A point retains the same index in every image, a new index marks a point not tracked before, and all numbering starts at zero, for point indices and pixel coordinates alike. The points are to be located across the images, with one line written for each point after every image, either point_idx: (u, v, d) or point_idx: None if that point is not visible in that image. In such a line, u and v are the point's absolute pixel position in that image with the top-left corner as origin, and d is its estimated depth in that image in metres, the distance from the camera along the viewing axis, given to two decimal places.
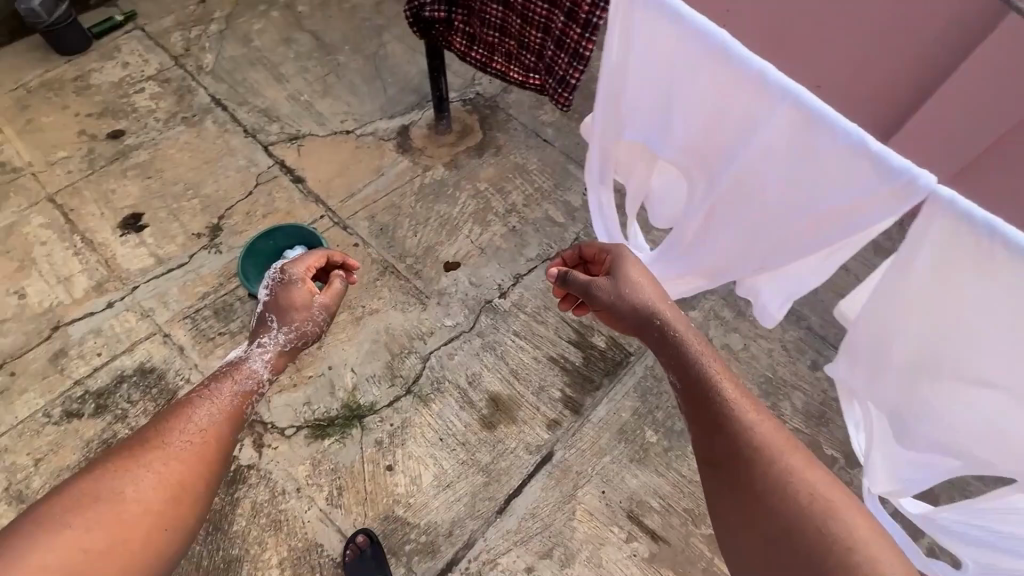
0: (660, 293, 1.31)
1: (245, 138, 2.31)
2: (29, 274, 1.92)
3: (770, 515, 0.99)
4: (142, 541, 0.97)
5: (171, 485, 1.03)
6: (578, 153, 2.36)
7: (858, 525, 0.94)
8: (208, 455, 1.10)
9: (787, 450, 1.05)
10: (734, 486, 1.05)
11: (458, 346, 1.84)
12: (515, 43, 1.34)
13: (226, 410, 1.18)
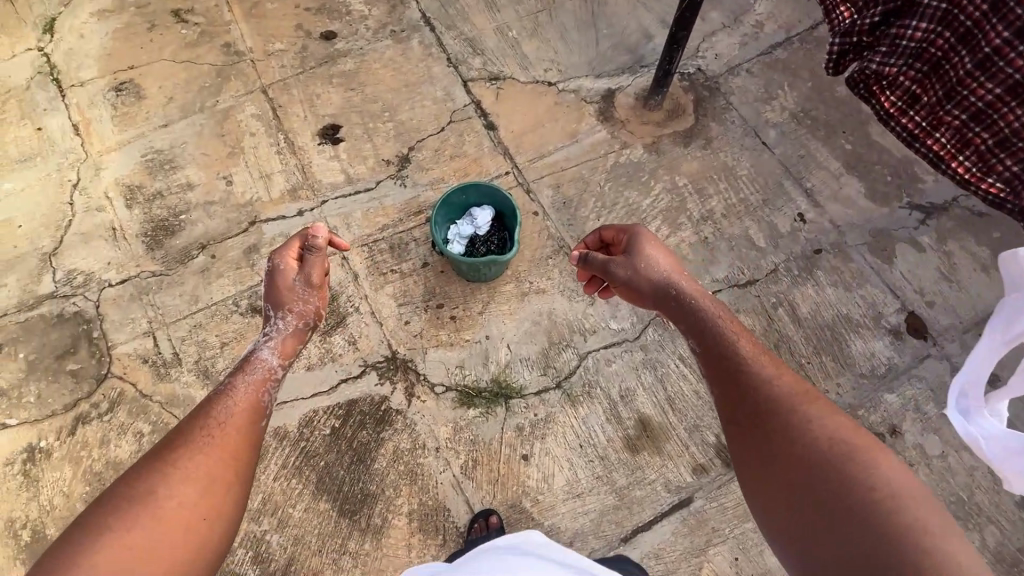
0: (672, 264, 1.43)
1: (446, 67, 2.20)
2: (237, 162, 2.02)
3: (805, 462, 0.98)
4: (189, 530, 1.03)
5: (207, 483, 1.09)
6: (800, 168, 2.03)
7: (885, 464, 0.94)
8: (233, 445, 1.18)
9: (805, 398, 1.08)
10: (768, 443, 1.04)
11: (618, 354, 1.73)
12: (984, 133, 1.01)
13: (246, 398, 1.28)
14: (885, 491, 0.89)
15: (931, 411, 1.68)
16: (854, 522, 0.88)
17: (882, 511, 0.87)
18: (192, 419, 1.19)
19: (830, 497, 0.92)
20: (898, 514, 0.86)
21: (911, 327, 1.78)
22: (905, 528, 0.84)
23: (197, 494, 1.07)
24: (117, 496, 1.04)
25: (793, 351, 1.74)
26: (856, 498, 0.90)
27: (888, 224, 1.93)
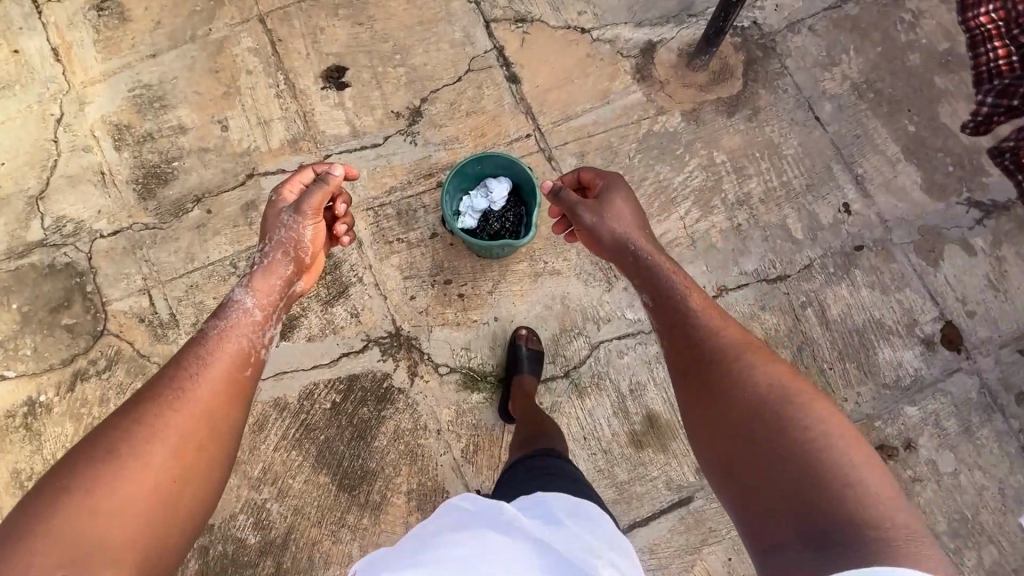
0: (637, 216, 1.38)
1: (466, 3, 1.93)
2: (232, 105, 1.84)
3: (740, 406, 0.96)
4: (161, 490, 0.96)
5: (185, 442, 1.02)
6: (853, 150, 1.82)
7: (815, 410, 0.92)
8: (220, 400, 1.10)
9: (748, 349, 1.06)
10: (709, 392, 1.02)
11: (632, 346, 1.65)
12: None
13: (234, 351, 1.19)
14: (810, 432, 0.88)
15: (950, 427, 1.62)
16: (781, 465, 0.86)
17: (807, 450, 0.86)
18: (170, 368, 1.10)
19: (759, 438, 0.91)
20: (824, 454, 0.85)
21: (945, 338, 1.68)
22: (827, 467, 0.83)
23: (173, 447, 1.00)
24: (85, 460, 0.94)
25: (817, 355, 1.65)
26: (784, 439, 0.88)
27: (940, 222, 1.77)
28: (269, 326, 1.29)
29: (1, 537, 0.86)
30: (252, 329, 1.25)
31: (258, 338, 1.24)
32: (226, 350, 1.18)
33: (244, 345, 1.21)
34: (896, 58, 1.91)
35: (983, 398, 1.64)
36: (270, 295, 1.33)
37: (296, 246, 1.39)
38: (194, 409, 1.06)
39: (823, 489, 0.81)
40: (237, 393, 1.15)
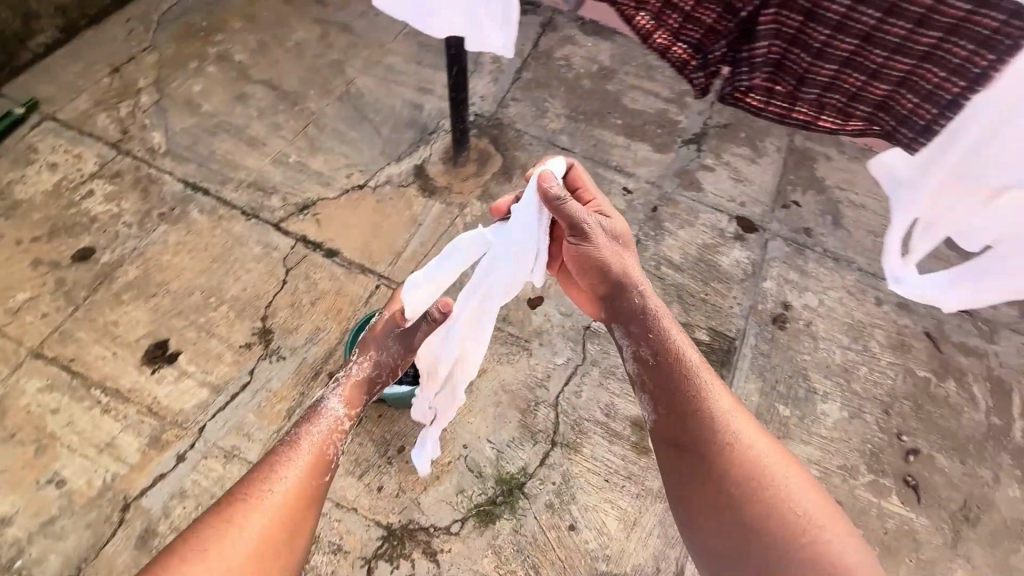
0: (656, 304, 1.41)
1: (248, 221, 2.02)
2: (57, 453, 1.56)
3: (726, 447, 1.19)
4: (279, 547, 1.10)
5: (286, 518, 1.13)
6: (599, 154, 2.36)
7: (815, 509, 1.11)
8: (308, 491, 1.20)
9: (712, 377, 1.31)
10: (679, 443, 1.25)
11: (580, 382, 1.79)
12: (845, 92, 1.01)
13: (313, 461, 1.25)
14: (796, 496, 1.11)
15: (793, 276, 2.09)
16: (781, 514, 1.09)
17: (811, 518, 1.08)
18: (256, 474, 1.18)
19: (770, 478, 1.14)
20: (812, 509, 1.10)
21: (744, 228, 2.20)
22: (811, 520, 1.08)
23: (264, 530, 1.09)
24: (227, 514, 1.09)
25: (691, 292, 2.02)
26: (787, 486, 1.13)
27: (681, 163, 2.36)
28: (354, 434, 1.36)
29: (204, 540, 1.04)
30: (336, 438, 1.31)
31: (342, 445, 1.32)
32: (304, 455, 1.25)
33: (325, 450, 1.28)
34: (574, 85, 2.55)
35: (793, 246, 2.17)
36: (355, 403, 1.40)
37: (388, 364, 1.46)
38: (281, 511, 1.13)
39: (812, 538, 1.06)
40: (315, 496, 1.21)
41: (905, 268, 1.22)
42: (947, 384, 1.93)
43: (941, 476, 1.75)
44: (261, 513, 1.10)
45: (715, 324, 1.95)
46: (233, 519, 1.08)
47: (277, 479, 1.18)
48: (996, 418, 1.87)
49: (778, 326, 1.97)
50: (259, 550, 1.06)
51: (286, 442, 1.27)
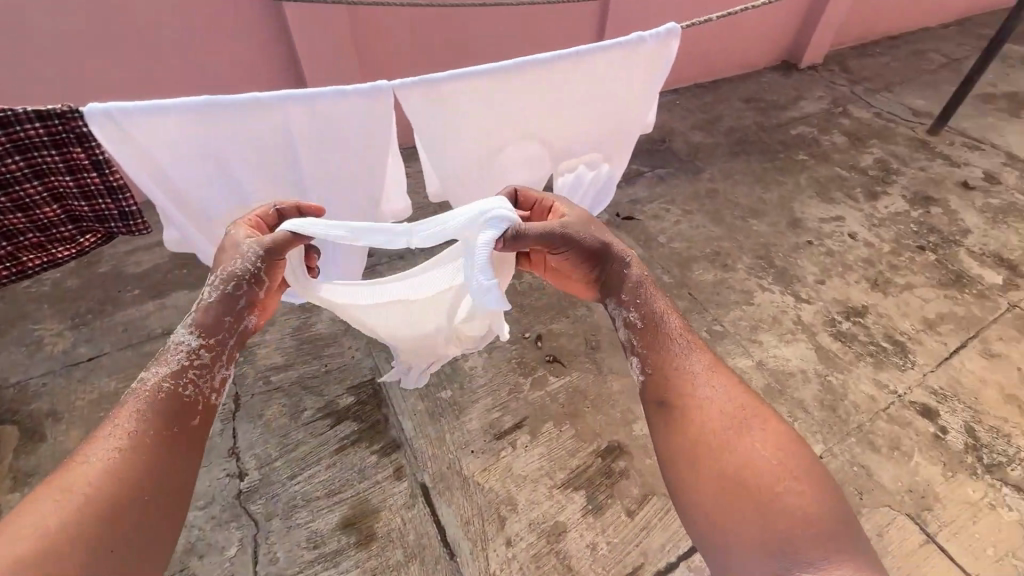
0: (650, 298, 1.31)
1: None
2: None
3: (697, 406, 1.15)
4: (133, 503, 1.00)
5: (127, 475, 1.02)
6: (136, 331, 2.07)
7: (797, 482, 1.02)
8: (169, 441, 1.09)
9: (704, 354, 1.25)
10: (659, 403, 1.20)
11: (269, 547, 1.61)
12: (34, 233, 1.15)
13: (167, 408, 1.11)
14: (763, 458, 1.06)
15: None
16: (748, 486, 1.03)
17: (786, 488, 1.02)
18: (110, 424, 1.08)
19: (736, 442, 1.09)
20: (780, 478, 1.03)
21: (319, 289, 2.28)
22: (788, 475, 1.03)
23: (111, 480, 1.00)
24: (65, 482, 0.99)
25: (314, 374, 2.00)
26: (765, 459, 1.06)
27: None
28: (218, 372, 1.20)
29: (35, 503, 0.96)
30: (201, 375, 1.17)
31: (203, 382, 1.17)
32: (159, 396, 1.12)
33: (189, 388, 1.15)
34: (59, 290, 2.17)
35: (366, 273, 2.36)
36: (218, 331, 1.20)
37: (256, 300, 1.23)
38: (133, 460, 1.04)
39: (778, 505, 0.99)
40: (177, 443, 1.10)
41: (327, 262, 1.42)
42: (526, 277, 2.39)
43: (564, 337, 2.18)
44: (102, 469, 1.01)
45: (350, 381, 1.99)
46: (72, 481, 0.99)
47: (122, 431, 1.07)
48: None
49: None
50: (99, 512, 0.97)
51: (137, 391, 1.13)
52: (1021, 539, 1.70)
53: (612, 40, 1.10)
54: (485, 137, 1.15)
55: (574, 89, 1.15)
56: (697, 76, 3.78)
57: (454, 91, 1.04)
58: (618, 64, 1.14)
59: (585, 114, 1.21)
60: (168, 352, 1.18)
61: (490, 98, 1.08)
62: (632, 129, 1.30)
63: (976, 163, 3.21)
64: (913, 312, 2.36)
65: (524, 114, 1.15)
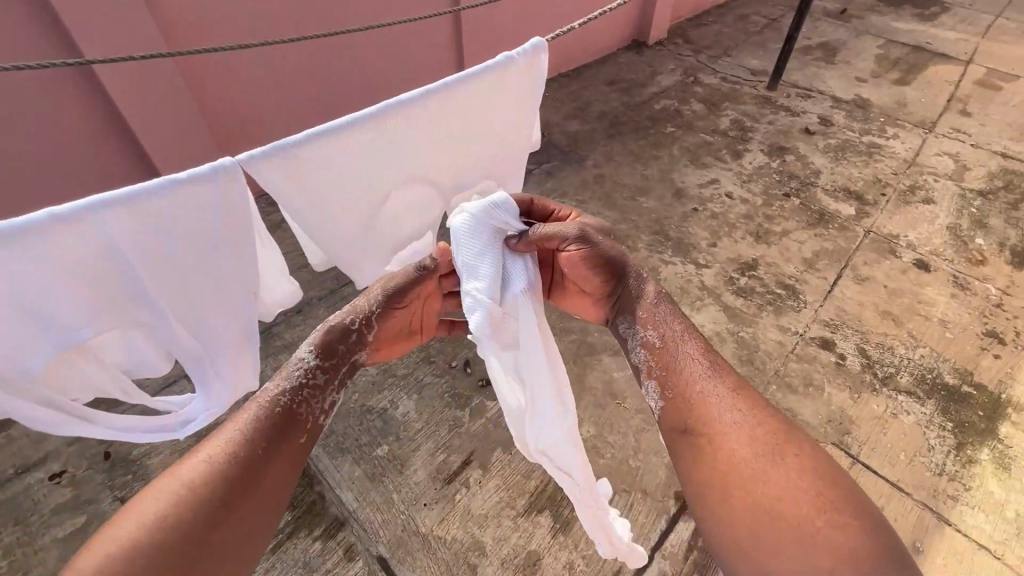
0: (666, 327, 1.28)
1: None
2: None
3: (719, 431, 1.11)
4: (236, 528, 0.94)
5: (241, 483, 0.97)
6: None
7: (837, 515, 0.98)
8: (283, 462, 1.04)
9: (727, 378, 1.19)
10: (680, 430, 1.16)
11: None
12: None
13: (280, 420, 1.07)
14: (798, 489, 1.01)
15: (286, 358, 2.07)
16: (782, 517, 0.99)
17: (828, 523, 0.97)
18: (234, 422, 1.05)
19: (769, 474, 1.04)
20: (819, 512, 0.98)
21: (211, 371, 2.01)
22: (826, 506, 0.99)
23: (223, 498, 0.94)
24: (191, 477, 0.95)
25: None
26: (800, 488, 1.01)
27: None
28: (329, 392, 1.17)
29: (159, 498, 0.92)
30: (313, 392, 1.14)
31: (314, 402, 1.14)
32: (273, 405, 1.09)
33: (300, 402, 1.12)
34: None
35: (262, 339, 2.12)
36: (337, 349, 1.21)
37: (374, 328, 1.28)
38: (250, 475, 0.99)
39: (816, 541, 0.95)
40: (291, 465, 1.06)
41: (212, 381, 1.24)
42: None
43: None
44: (210, 467, 0.97)
45: None
46: (198, 479, 0.95)
47: (247, 435, 1.03)
48: None
49: None
50: (205, 531, 0.90)
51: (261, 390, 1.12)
52: (922, 438, 1.93)
53: (482, 64, 1.05)
54: (373, 189, 1.05)
55: (457, 122, 1.08)
56: (561, 65, 3.87)
57: (328, 154, 0.94)
58: (495, 87, 1.09)
59: (473, 143, 1.15)
60: (289, 366, 1.16)
61: (372, 151, 0.99)
62: (522, 148, 1.27)
63: (811, 110, 3.60)
64: (794, 255, 2.59)
65: (413, 158, 1.06)
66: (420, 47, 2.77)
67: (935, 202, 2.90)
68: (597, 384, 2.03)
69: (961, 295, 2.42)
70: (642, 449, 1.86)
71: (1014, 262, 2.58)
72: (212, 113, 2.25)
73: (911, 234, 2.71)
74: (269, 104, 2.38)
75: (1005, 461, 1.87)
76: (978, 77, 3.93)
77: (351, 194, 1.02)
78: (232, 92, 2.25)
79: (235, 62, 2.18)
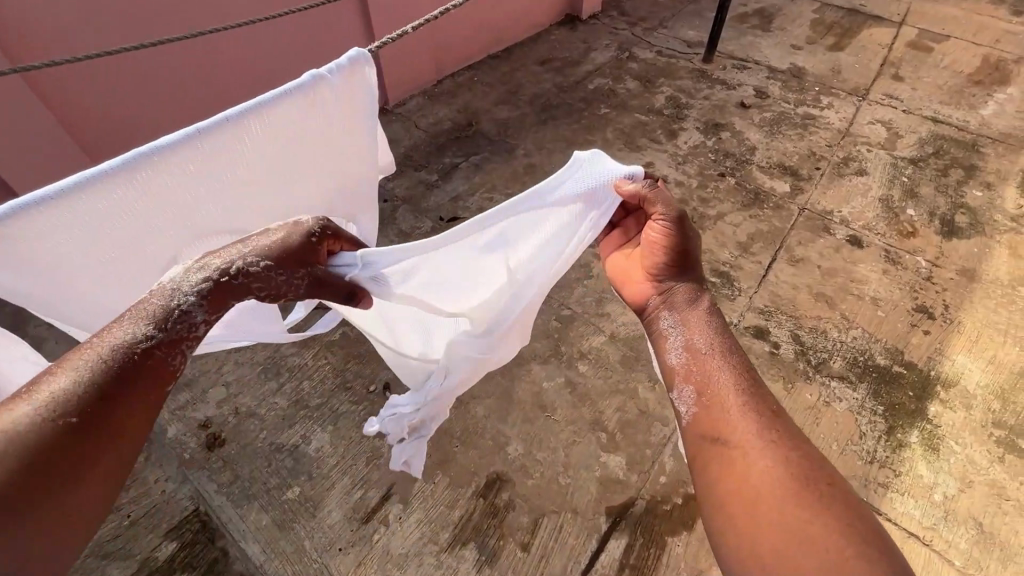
0: (708, 341, 1.17)
1: None
2: None
3: (747, 450, 1.01)
4: (61, 508, 0.76)
5: (64, 456, 0.77)
6: None
7: (876, 559, 0.84)
8: (132, 423, 0.85)
9: (766, 402, 1.09)
10: (707, 440, 1.06)
11: None
12: None
13: (134, 372, 0.85)
14: (835, 522, 0.88)
15: (184, 396, 1.88)
16: (809, 549, 0.86)
17: (865, 565, 0.83)
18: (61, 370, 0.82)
19: (800, 502, 0.91)
20: (856, 553, 0.84)
21: None
22: (861, 541, 0.86)
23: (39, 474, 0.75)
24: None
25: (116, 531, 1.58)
26: (834, 522, 0.89)
27: None
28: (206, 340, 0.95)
29: None
30: (182, 339, 0.91)
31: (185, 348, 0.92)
32: (121, 354, 0.85)
33: (166, 347, 0.89)
34: None
35: None
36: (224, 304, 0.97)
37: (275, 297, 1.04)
38: (83, 442, 0.79)
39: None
40: (142, 423, 0.86)
41: None
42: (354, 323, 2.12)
43: None
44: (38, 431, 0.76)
45: (169, 524, 1.61)
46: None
47: (80, 390, 0.81)
48: None
49: (218, 447, 1.77)
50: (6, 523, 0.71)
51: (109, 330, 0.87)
52: (855, 425, 1.90)
53: (286, 87, 0.99)
54: (170, 224, 1.00)
55: (266, 150, 1.03)
56: (488, 46, 3.65)
57: (101, 191, 0.88)
58: (308, 109, 1.04)
59: (295, 167, 1.10)
60: (150, 300, 0.91)
61: (161, 189, 0.94)
62: (359, 168, 1.22)
63: (747, 82, 3.51)
64: (729, 240, 2.52)
65: (217, 190, 1.02)
66: (321, 46, 2.66)
67: (868, 173, 2.86)
68: (525, 397, 1.93)
69: (892, 271, 2.39)
70: (572, 464, 1.77)
71: (943, 232, 2.58)
72: (85, 131, 2.14)
73: (844, 209, 2.67)
74: (149, 114, 2.26)
75: (933, 442, 1.86)
76: (910, 38, 3.90)
77: (147, 235, 0.98)
78: (103, 107, 2.13)
79: (97, 74, 2.05)
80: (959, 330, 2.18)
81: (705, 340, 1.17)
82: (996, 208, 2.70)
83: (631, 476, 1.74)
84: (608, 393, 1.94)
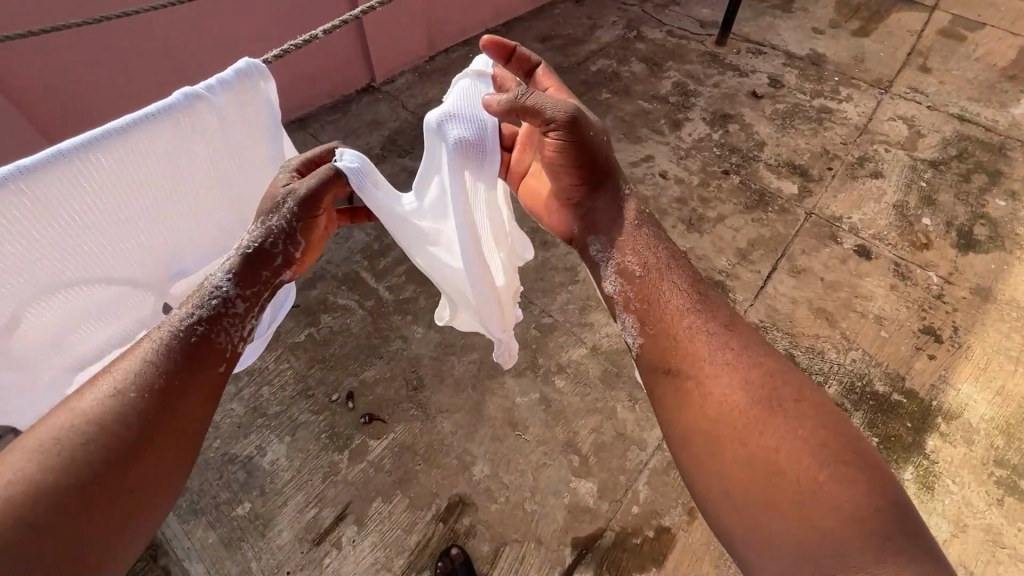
0: (652, 263, 1.21)
1: None
2: None
3: (705, 376, 1.04)
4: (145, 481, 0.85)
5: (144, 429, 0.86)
6: None
7: (846, 472, 0.88)
8: (196, 397, 0.94)
9: (718, 321, 1.12)
10: (663, 369, 1.09)
11: None
12: None
13: (195, 353, 0.96)
14: (799, 441, 0.93)
15: None
16: (773, 470, 0.91)
17: (835, 481, 0.87)
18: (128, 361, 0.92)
19: (763, 423, 0.96)
20: (823, 469, 0.89)
21: None
22: (837, 459, 0.90)
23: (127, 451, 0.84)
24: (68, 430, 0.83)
25: None
26: (802, 440, 0.93)
27: None
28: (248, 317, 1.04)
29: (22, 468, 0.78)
30: (229, 319, 1.01)
31: (229, 329, 1.01)
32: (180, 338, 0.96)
33: (219, 328, 1.00)
34: None
35: None
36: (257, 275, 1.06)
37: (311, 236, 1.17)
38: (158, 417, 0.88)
39: (817, 493, 0.87)
40: (207, 394, 0.96)
41: None
42: (320, 324, 2.00)
43: (380, 386, 1.85)
44: (113, 402, 0.87)
45: None
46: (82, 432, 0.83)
47: (148, 374, 0.91)
48: (365, 305, 2.06)
49: None
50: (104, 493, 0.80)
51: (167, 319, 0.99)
52: None
53: (158, 104, 1.01)
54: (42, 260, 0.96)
55: (143, 168, 1.03)
56: (486, 20, 3.41)
57: None
58: (188, 127, 1.06)
59: (182, 185, 1.11)
60: (198, 292, 1.02)
61: (29, 218, 0.92)
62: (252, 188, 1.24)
63: (761, 69, 3.27)
64: (727, 246, 2.36)
65: (94, 217, 1.00)
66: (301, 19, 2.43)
67: (883, 176, 2.66)
68: (496, 413, 1.81)
69: (900, 286, 2.23)
70: (540, 489, 1.67)
71: (960, 245, 2.39)
72: (44, 118, 1.97)
73: (855, 215, 2.49)
74: (119, 98, 2.10)
75: (928, 480, 1.74)
76: (942, 26, 3.61)
77: (6, 278, 0.93)
78: (64, 92, 1.97)
79: (55, 58, 1.89)
80: (967, 356, 2.03)
81: (643, 265, 1.21)
82: (1018, 219, 2.51)
83: (601, 505, 1.64)
84: (584, 413, 1.82)
